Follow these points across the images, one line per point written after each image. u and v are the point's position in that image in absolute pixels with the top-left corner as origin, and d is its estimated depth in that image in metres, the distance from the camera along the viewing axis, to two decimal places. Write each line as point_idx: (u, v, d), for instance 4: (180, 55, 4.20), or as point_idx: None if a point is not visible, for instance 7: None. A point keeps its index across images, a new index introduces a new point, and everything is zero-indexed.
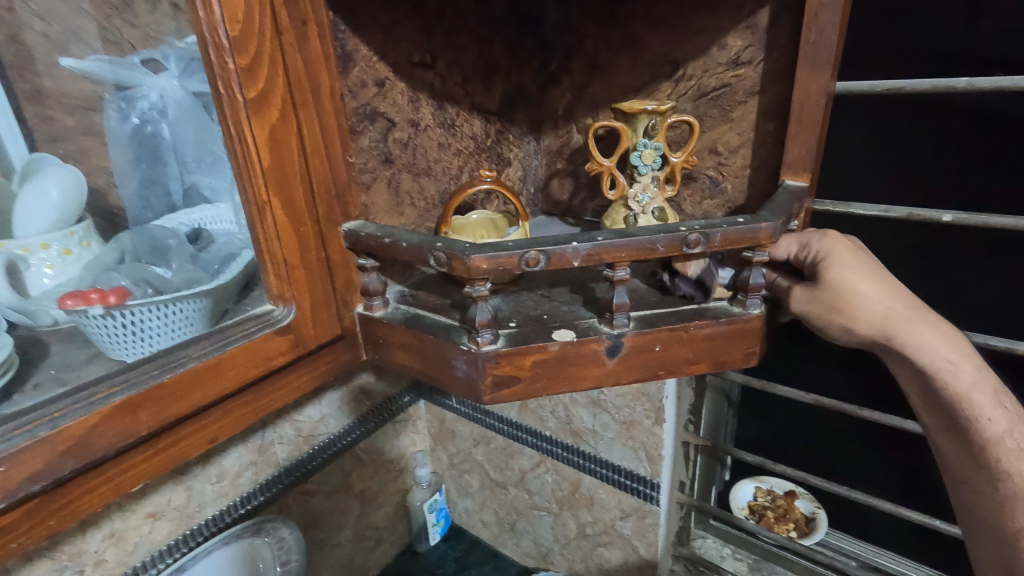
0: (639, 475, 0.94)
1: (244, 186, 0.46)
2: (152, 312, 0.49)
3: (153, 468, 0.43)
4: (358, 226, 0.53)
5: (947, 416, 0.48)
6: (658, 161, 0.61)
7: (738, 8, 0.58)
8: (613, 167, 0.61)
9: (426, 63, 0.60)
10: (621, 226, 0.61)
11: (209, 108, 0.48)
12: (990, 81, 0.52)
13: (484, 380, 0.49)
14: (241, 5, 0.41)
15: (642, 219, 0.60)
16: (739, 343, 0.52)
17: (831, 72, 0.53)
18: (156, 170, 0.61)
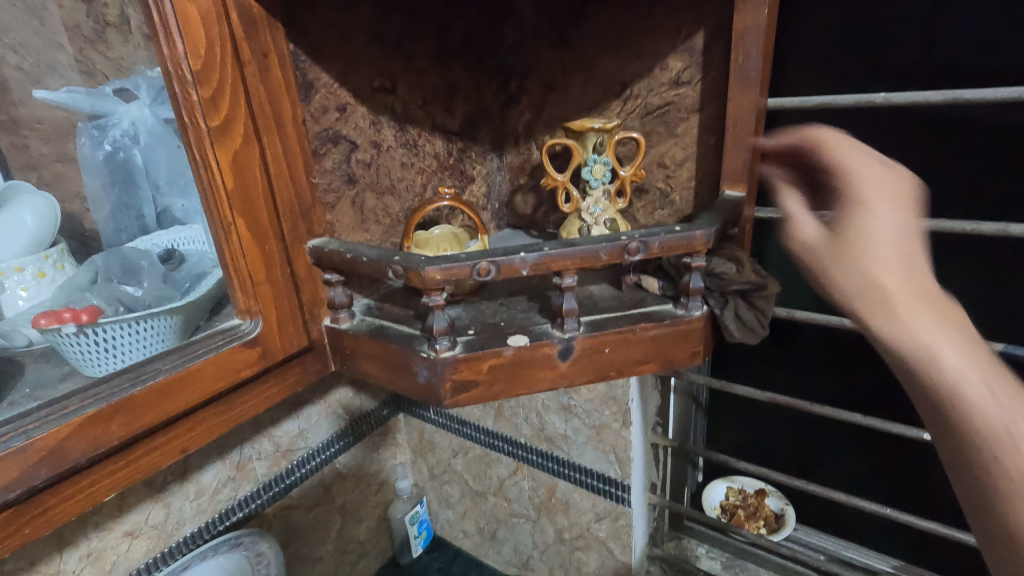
0: (610, 478, 0.97)
1: (210, 208, 0.49)
2: (123, 329, 0.51)
3: (127, 476, 0.45)
4: (322, 243, 0.56)
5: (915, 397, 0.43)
6: (608, 175, 0.65)
7: (676, 31, 0.63)
8: (566, 182, 0.65)
9: (387, 87, 0.64)
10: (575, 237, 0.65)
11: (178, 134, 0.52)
12: (905, 96, 0.56)
13: (444, 385, 0.52)
14: (204, 41, 0.44)
15: (595, 230, 0.64)
16: (685, 342, 0.56)
17: (759, 89, 0.57)
18: (128, 194, 0.63)
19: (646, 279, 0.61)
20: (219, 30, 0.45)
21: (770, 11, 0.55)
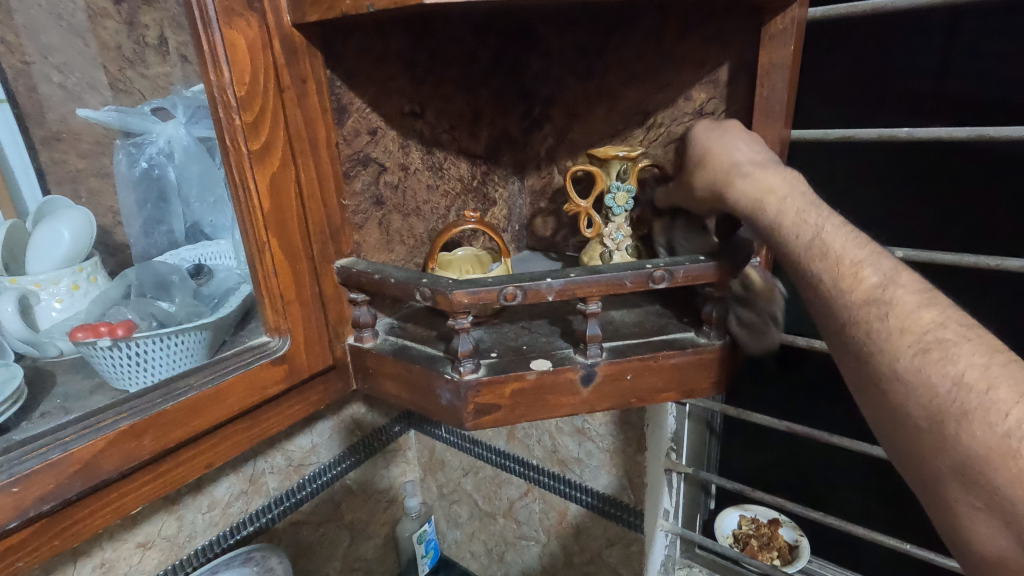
0: (623, 503, 0.97)
1: (246, 228, 0.50)
2: (155, 343, 0.52)
3: (155, 489, 0.46)
4: (350, 263, 0.57)
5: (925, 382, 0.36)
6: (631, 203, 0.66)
7: (701, 64, 0.64)
8: (589, 208, 0.66)
9: (416, 112, 0.65)
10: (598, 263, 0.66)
11: (215, 155, 0.53)
12: (929, 131, 0.57)
13: (467, 408, 0.52)
14: (249, 69, 0.46)
15: (617, 255, 0.66)
16: (705, 371, 0.56)
17: (783, 122, 0.58)
18: (161, 210, 0.65)
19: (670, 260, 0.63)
20: (263, 59, 0.47)
21: (795, 47, 0.56)
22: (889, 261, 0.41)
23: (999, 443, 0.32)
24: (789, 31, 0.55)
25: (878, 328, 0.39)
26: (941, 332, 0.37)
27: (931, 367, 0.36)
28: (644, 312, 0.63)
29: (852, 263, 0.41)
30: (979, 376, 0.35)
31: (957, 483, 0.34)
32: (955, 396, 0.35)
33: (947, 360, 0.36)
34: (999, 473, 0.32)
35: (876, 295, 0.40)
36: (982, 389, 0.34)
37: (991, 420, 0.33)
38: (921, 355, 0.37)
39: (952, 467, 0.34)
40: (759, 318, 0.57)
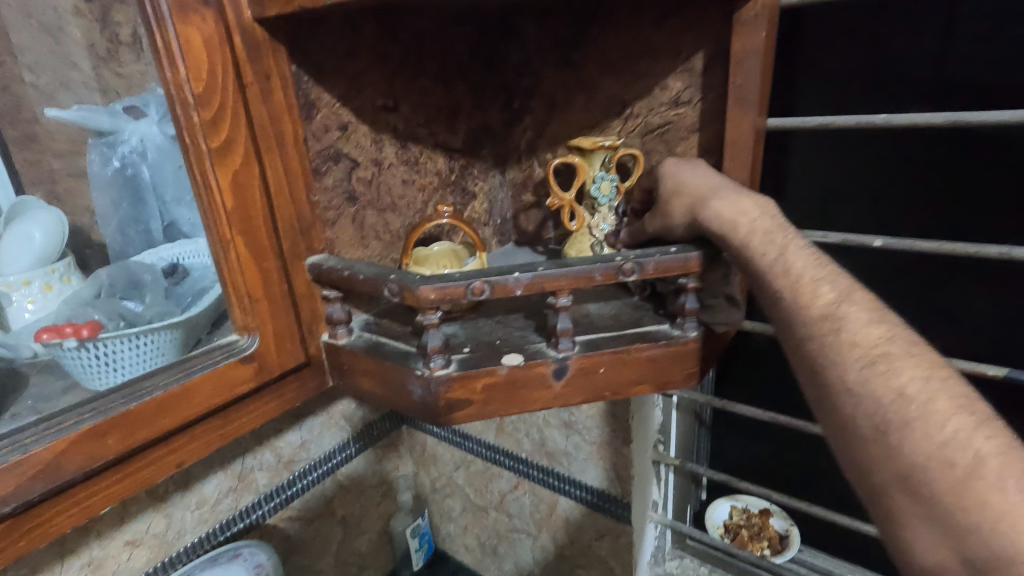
0: (611, 495, 0.97)
1: (211, 227, 0.50)
2: (123, 344, 0.53)
3: (123, 490, 0.46)
4: (322, 259, 0.56)
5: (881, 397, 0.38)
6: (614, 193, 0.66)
7: (677, 53, 0.63)
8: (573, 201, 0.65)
9: (389, 107, 0.64)
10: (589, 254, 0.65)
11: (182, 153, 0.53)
12: (906, 118, 0.56)
13: (438, 403, 0.52)
14: (206, 66, 0.46)
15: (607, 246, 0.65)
16: (680, 363, 0.55)
17: (758, 110, 0.57)
18: (136, 208, 0.63)
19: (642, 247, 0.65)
20: (222, 55, 0.46)
21: (768, 33, 0.55)
22: (845, 280, 0.43)
23: (938, 452, 0.34)
24: (761, 18, 0.54)
25: (833, 343, 0.41)
26: (888, 347, 0.39)
27: (877, 378, 0.38)
28: (621, 305, 0.62)
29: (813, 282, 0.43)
30: (921, 388, 0.37)
31: (897, 487, 0.36)
32: (897, 406, 0.37)
33: (891, 373, 0.38)
34: (937, 479, 0.34)
35: (831, 311, 0.42)
36: (923, 404, 0.36)
37: (929, 430, 0.35)
38: (869, 367, 0.39)
39: (893, 471, 0.36)
40: (714, 299, 0.56)
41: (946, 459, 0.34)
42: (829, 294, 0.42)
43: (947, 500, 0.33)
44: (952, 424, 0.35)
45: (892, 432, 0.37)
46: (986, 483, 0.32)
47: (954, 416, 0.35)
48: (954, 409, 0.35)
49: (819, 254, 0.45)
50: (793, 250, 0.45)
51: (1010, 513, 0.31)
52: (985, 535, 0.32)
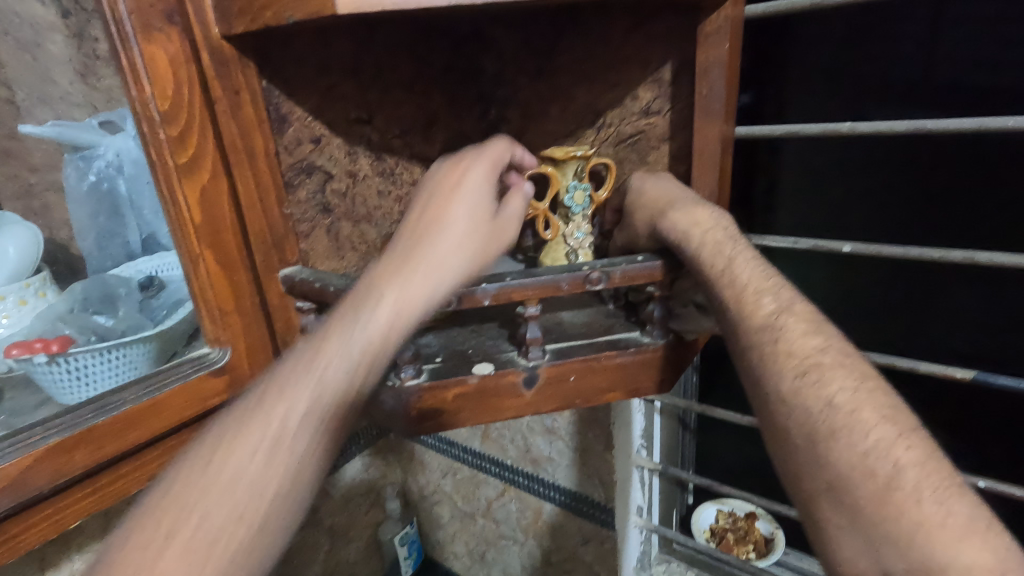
0: (595, 501, 0.98)
1: (181, 240, 0.52)
2: (95, 358, 0.53)
3: (93, 503, 0.46)
4: (294, 271, 0.56)
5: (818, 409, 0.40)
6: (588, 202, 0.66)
7: (646, 63, 0.64)
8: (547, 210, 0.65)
9: (363, 119, 0.64)
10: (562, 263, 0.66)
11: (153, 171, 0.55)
12: (870, 125, 0.60)
13: (409, 412, 0.52)
14: (171, 84, 0.48)
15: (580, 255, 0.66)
16: (649, 370, 0.56)
17: (723, 119, 0.58)
18: (114, 222, 0.65)
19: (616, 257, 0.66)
20: (188, 73, 0.48)
21: (731, 45, 0.56)
22: (787, 292, 0.47)
23: (861, 462, 0.38)
24: (724, 31, 0.55)
25: (768, 353, 0.44)
26: (820, 358, 0.42)
27: (809, 388, 0.41)
28: (594, 313, 0.63)
29: (755, 294, 0.47)
30: (848, 398, 0.40)
31: (825, 495, 0.38)
32: (826, 415, 0.40)
33: (821, 382, 0.41)
34: (863, 486, 0.36)
35: (770, 322, 0.45)
36: (850, 412, 0.39)
37: (853, 439, 0.39)
38: (801, 376, 0.42)
39: (823, 483, 0.39)
40: (684, 307, 0.57)
41: (870, 469, 0.37)
42: (768, 307, 0.46)
43: (868, 509, 0.37)
44: (874, 436, 0.38)
45: (822, 442, 0.39)
46: (904, 495, 0.36)
47: (878, 427, 0.39)
48: (877, 419, 0.39)
49: (763, 264, 0.50)
50: (739, 261, 0.49)
51: (923, 522, 0.35)
52: (900, 547, 0.35)
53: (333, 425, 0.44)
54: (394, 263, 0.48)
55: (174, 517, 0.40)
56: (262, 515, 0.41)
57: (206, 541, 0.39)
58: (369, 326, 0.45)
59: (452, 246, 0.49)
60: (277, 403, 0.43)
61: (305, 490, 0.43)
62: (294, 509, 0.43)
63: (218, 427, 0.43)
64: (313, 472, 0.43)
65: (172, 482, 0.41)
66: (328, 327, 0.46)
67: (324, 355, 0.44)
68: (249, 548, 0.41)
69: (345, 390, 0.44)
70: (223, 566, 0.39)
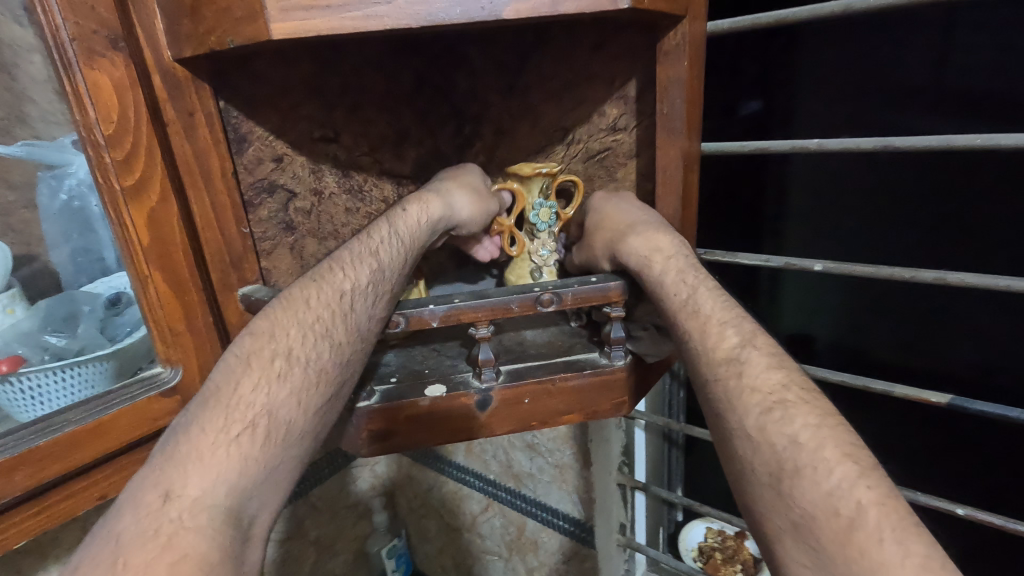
0: (574, 519, 0.97)
1: (130, 261, 0.51)
2: (49, 377, 0.54)
3: (36, 525, 0.46)
4: (252, 291, 0.57)
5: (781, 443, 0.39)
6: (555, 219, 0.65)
7: (611, 80, 0.63)
8: (513, 226, 0.65)
9: (329, 137, 0.65)
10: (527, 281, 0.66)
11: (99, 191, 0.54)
12: (837, 143, 0.59)
13: (361, 434, 0.52)
14: (117, 106, 0.47)
15: (545, 272, 0.66)
16: (608, 393, 0.55)
17: (685, 137, 0.57)
18: (87, 239, 0.60)
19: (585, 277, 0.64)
20: (133, 96, 0.48)
21: (690, 63, 0.55)
22: (749, 325, 0.46)
23: (824, 501, 0.37)
24: (682, 48, 0.54)
25: (734, 385, 0.43)
26: (784, 394, 0.42)
27: (773, 424, 0.40)
28: (556, 333, 0.62)
29: (717, 329, 0.46)
30: (811, 437, 0.39)
31: (790, 534, 0.37)
32: (791, 453, 0.39)
33: (787, 420, 0.40)
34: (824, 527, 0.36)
35: (733, 356, 0.44)
36: (814, 449, 0.39)
37: (817, 478, 0.38)
38: (765, 414, 0.41)
39: (783, 523, 0.38)
40: (644, 330, 0.56)
41: (831, 509, 0.36)
42: (733, 340, 0.45)
43: (828, 549, 0.35)
44: (841, 470, 0.37)
45: (784, 480, 0.38)
46: (865, 534, 0.35)
47: (840, 465, 0.38)
48: (839, 457, 0.38)
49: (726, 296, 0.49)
50: (703, 292, 0.48)
51: (885, 565, 0.33)
52: None
53: (374, 324, 0.49)
54: (407, 208, 0.57)
55: (246, 404, 0.42)
56: (322, 402, 0.46)
57: (281, 422, 0.43)
58: (394, 245, 0.54)
59: (450, 214, 0.59)
60: (326, 301, 0.48)
61: (339, 387, 0.47)
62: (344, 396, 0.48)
63: (268, 325, 0.46)
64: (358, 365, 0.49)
65: (236, 374, 0.43)
66: (360, 242, 0.52)
67: (361, 264, 0.50)
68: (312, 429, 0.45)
69: (382, 295, 0.50)
70: (295, 445, 0.43)
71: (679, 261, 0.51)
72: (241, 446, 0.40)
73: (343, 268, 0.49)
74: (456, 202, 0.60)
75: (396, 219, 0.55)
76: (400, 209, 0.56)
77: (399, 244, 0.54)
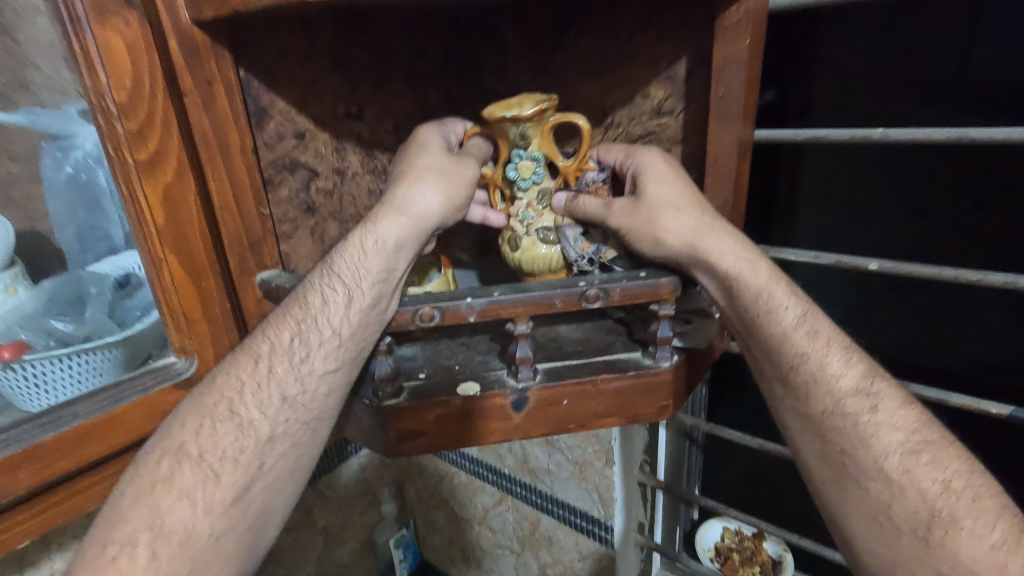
0: (593, 517, 0.94)
1: (144, 242, 0.48)
2: (54, 365, 0.50)
3: (43, 521, 0.45)
4: (271, 276, 0.54)
5: (945, 488, 0.43)
6: (542, 172, 0.53)
7: (657, 60, 0.58)
8: (494, 178, 0.54)
9: (353, 114, 0.60)
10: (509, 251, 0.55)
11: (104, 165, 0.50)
12: (904, 133, 0.54)
13: (388, 433, 0.49)
14: (130, 72, 0.44)
15: (526, 242, 0.54)
16: (650, 396, 0.52)
17: (741, 123, 0.52)
18: (94, 215, 0.55)
19: (586, 237, 0.54)
20: (149, 61, 0.45)
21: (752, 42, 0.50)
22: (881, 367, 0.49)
23: (988, 555, 0.40)
24: (743, 25, 0.50)
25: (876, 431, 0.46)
26: (931, 434, 0.45)
27: (920, 467, 0.44)
28: (594, 329, 0.58)
29: (837, 364, 0.47)
30: (965, 485, 0.43)
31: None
32: (945, 500, 0.42)
33: (935, 464, 0.44)
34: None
35: (862, 390, 0.46)
36: (968, 496, 0.42)
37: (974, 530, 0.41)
38: (910, 456, 0.44)
39: (927, 573, 0.42)
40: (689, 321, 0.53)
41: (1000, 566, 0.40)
42: (858, 371, 0.47)
43: None
44: (999, 530, 0.41)
45: (937, 531, 0.42)
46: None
47: (999, 520, 0.41)
48: (998, 510, 0.42)
49: (814, 327, 0.48)
50: (817, 313, 0.49)
51: None
52: None
53: (293, 403, 0.46)
54: (348, 240, 0.48)
55: (140, 514, 0.41)
56: (231, 499, 0.43)
57: (175, 529, 0.41)
58: (324, 294, 0.46)
59: (412, 222, 0.48)
60: (236, 385, 0.45)
61: (263, 472, 0.45)
62: (272, 480, 0.46)
63: (176, 423, 0.45)
64: (282, 448, 0.46)
65: (134, 483, 0.43)
66: (288, 304, 0.48)
67: (281, 336, 0.46)
68: (225, 529, 0.43)
69: (306, 365, 0.46)
70: (198, 551, 0.42)
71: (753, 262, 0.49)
72: (121, 566, 0.40)
73: (265, 335, 0.47)
74: (421, 204, 0.48)
75: (333, 261, 0.47)
76: (343, 244, 0.48)
77: (333, 289, 0.46)
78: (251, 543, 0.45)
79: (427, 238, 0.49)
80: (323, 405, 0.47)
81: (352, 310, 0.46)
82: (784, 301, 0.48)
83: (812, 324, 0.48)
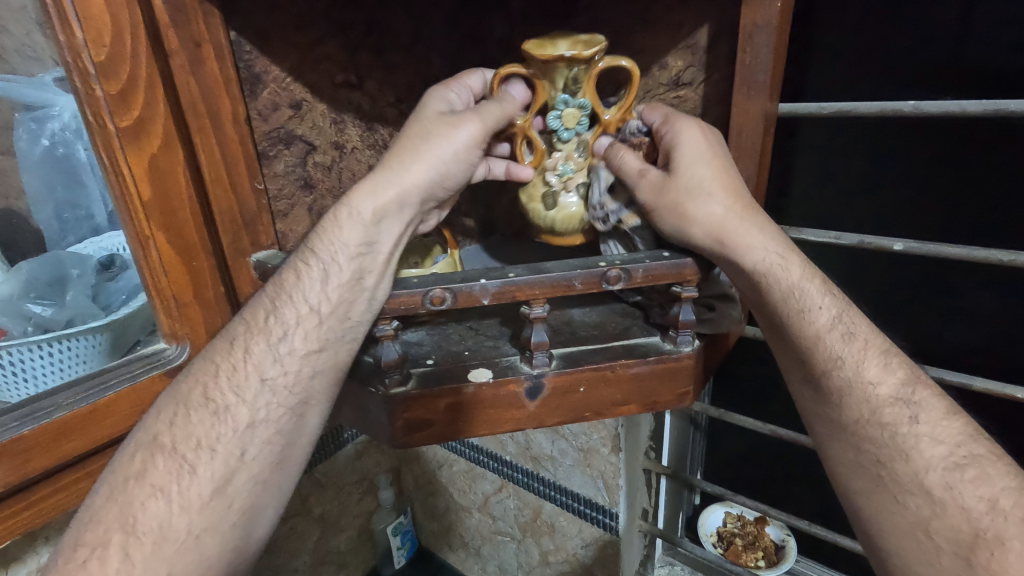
0: (597, 504, 0.93)
1: (128, 217, 0.45)
2: (33, 352, 0.46)
3: (25, 520, 0.42)
4: (268, 256, 0.51)
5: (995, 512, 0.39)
6: (586, 121, 0.50)
7: (677, 27, 0.54)
8: (527, 129, 0.50)
9: (352, 83, 0.56)
10: (541, 208, 0.52)
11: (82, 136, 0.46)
12: (937, 105, 0.47)
13: (395, 423, 0.46)
14: (109, 29, 0.40)
15: (564, 196, 0.51)
16: (671, 383, 0.49)
17: (767, 95, 0.50)
18: (74, 192, 0.51)
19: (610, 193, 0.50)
20: (128, 16, 0.40)
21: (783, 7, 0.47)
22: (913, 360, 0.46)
23: None
24: None
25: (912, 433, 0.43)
26: (975, 449, 0.42)
27: (963, 484, 0.41)
28: (609, 313, 0.55)
29: (874, 370, 0.45)
30: (1015, 503, 0.39)
31: None
32: (992, 521, 0.39)
33: (983, 481, 0.40)
34: None
35: (898, 398, 0.44)
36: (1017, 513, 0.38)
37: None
38: (956, 471, 0.41)
39: None
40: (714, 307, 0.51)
41: None
42: (897, 380, 0.44)
43: None
44: None
45: (982, 553, 0.38)
46: None
47: None
48: None
49: (848, 330, 0.45)
50: (855, 312, 0.46)
51: None
52: None
53: (272, 388, 0.43)
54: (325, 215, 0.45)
55: (114, 514, 0.39)
56: (210, 494, 0.41)
57: (149, 527, 0.39)
58: (297, 273, 0.44)
59: (397, 187, 0.43)
60: (211, 373, 0.43)
61: (248, 463, 0.42)
62: (261, 472, 0.43)
63: (152, 415, 0.43)
64: (265, 435, 0.43)
65: (109, 480, 0.41)
66: (266, 288, 0.45)
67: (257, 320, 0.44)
68: (206, 526, 0.40)
69: (284, 346, 0.43)
70: (175, 550, 0.39)
71: (793, 259, 0.46)
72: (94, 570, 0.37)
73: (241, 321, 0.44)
74: (414, 174, 0.44)
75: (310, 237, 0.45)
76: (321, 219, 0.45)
77: (308, 265, 0.43)
78: (237, 539, 0.42)
79: (419, 210, 0.46)
80: (309, 387, 0.44)
81: (330, 287, 0.43)
82: (822, 305, 0.45)
83: (847, 324, 0.45)
